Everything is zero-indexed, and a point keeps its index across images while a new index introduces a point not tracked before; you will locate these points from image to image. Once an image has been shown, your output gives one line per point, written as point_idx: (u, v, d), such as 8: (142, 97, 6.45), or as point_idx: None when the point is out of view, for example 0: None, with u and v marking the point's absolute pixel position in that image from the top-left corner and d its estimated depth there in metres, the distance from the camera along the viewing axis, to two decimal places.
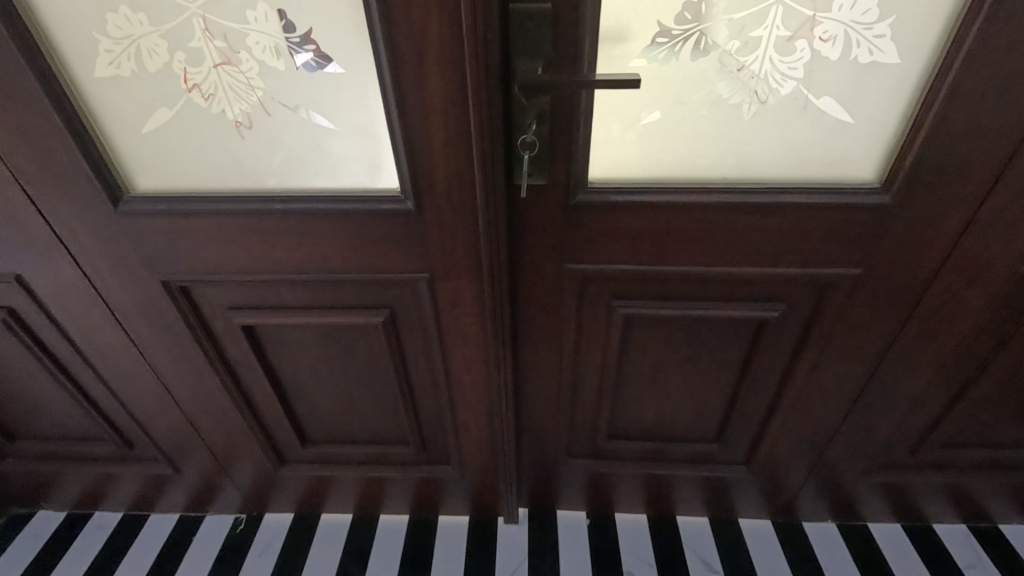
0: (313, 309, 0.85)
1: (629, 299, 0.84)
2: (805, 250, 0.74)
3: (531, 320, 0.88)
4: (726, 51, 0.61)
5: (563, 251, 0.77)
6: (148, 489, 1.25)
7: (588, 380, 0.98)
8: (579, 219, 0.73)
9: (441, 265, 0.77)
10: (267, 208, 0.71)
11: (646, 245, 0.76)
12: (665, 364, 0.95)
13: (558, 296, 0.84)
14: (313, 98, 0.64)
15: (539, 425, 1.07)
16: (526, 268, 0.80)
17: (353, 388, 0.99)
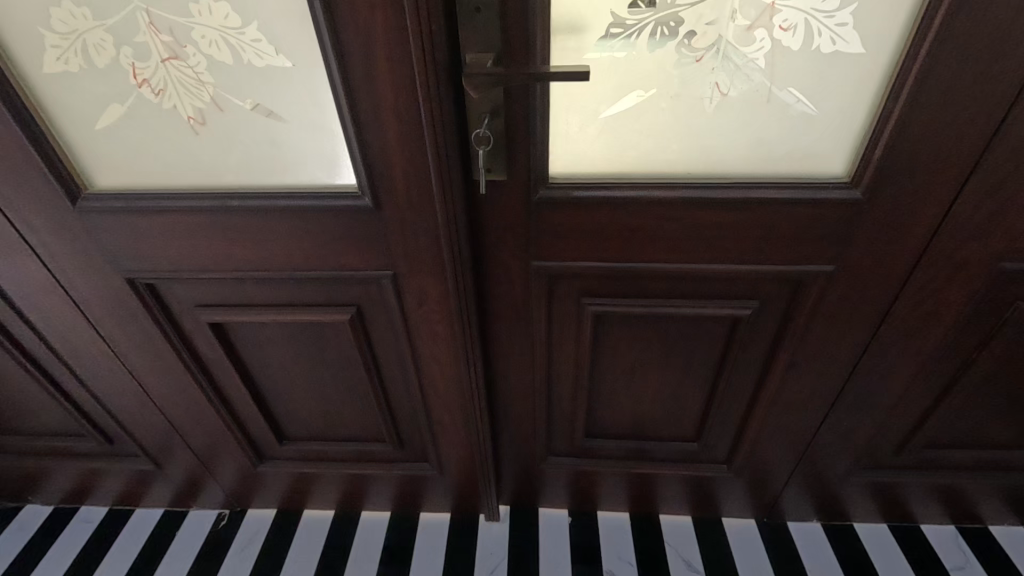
0: (280, 306, 0.84)
1: (598, 296, 0.83)
2: (770, 247, 0.72)
3: (500, 318, 0.87)
4: (683, 42, 0.59)
5: (528, 248, 0.76)
6: (131, 485, 1.26)
7: (562, 378, 0.97)
8: (539, 215, 0.72)
9: (404, 262, 0.76)
10: (225, 205, 0.71)
11: (609, 243, 0.74)
12: (638, 363, 0.93)
13: (526, 293, 0.83)
14: (264, 93, 0.63)
15: (515, 424, 1.07)
16: (492, 265, 0.79)
17: (327, 385, 0.99)
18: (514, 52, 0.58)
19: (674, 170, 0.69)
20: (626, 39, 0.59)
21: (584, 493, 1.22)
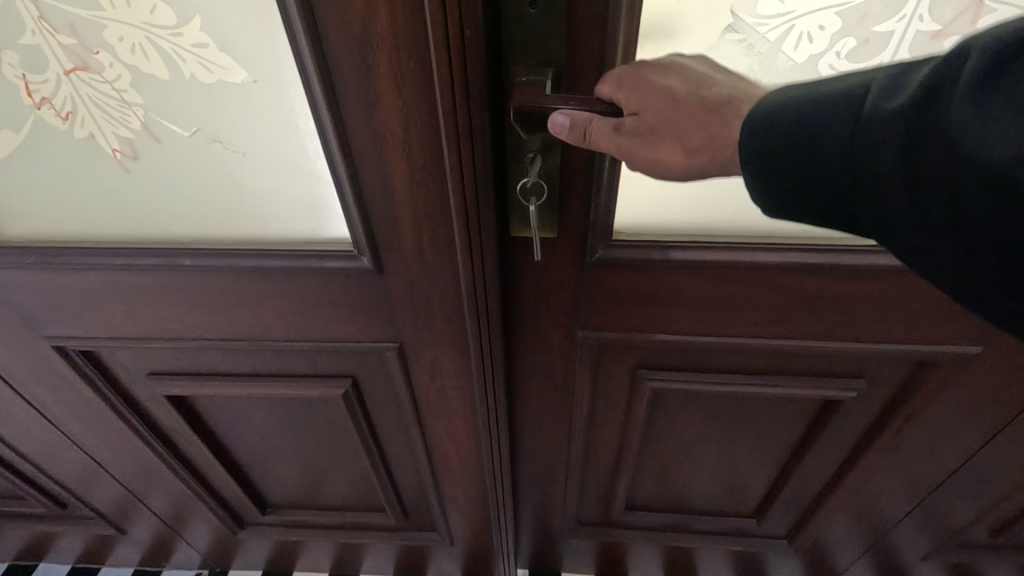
0: (254, 376, 0.67)
1: (658, 371, 0.66)
2: (894, 323, 0.56)
3: (533, 390, 0.70)
4: (833, 54, 0.40)
5: (575, 316, 0.58)
6: (92, 545, 1.09)
7: (602, 453, 0.81)
8: (597, 279, 0.55)
9: (414, 333, 0.58)
10: (172, 263, 0.52)
11: (689, 312, 0.57)
12: (697, 439, 0.77)
13: (568, 365, 0.65)
14: (215, 119, 0.44)
15: (542, 498, 0.90)
16: (526, 332, 0.61)
17: (316, 455, 0.82)
18: (583, 70, 0.41)
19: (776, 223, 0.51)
20: (746, 50, 0.41)
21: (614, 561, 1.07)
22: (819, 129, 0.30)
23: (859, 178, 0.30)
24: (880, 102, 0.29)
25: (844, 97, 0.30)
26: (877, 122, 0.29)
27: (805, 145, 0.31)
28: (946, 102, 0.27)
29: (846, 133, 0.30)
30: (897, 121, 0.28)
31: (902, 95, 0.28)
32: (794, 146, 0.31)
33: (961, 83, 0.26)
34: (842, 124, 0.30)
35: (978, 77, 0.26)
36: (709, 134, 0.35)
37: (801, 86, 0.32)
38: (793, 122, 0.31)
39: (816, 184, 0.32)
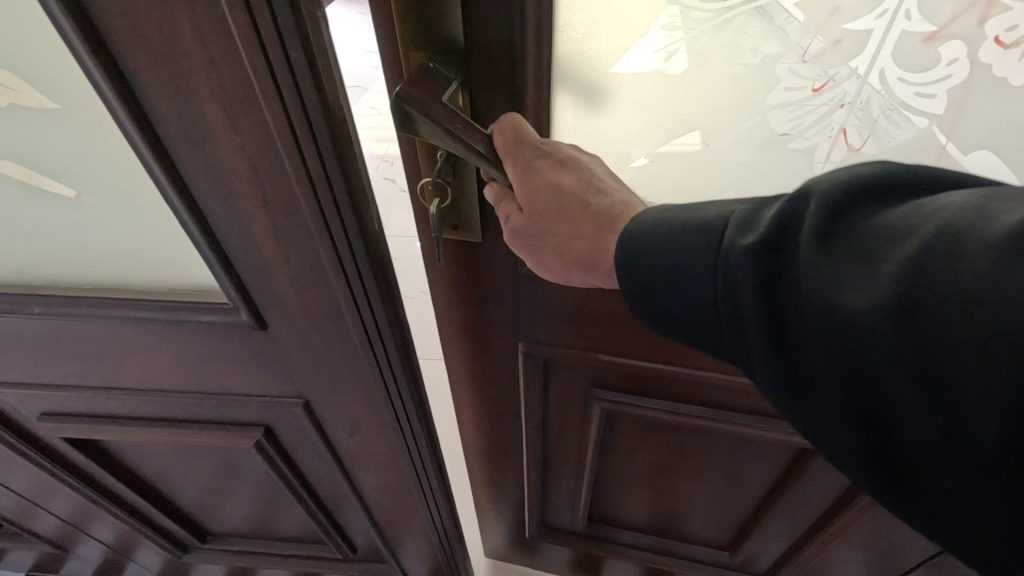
0: (159, 422, 0.60)
1: (607, 401, 0.60)
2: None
3: (477, 403, 0.66)
4: (790, 55, 0.32)
5: (513, 328, 0.53)
6: (43, 560, 1.05)
7: (557, 473, 0.76)
8: (529, 295, 0.50)
9: (320, 390, 0.50)
10: (23, 312, 0.45)
11: (639, 336, 0.51)
12: (657, 469, 0.71)
13: (513, 380, 0.60)
14: (28, 152, 0.35)
15: (499, 504, 0.87)
16: (464, 340, 0.57)
17: (251, 492, 0.75)
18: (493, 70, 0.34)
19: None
20: (687, 46, 0.32)
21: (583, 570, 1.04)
22: (687, 255, 0.30)
23: (726, 312, 0.29)
24: (735, 239, 0.28)
25: (706, 229, 0.30)
26: (735, 258, 0.28)
27: (676, 269, 0.31)
28: (791, 242, 0.27)
29: (708, 265, 0.30)
30: (748, 258, 0.27)
31: (757, 230, 0.28)
32: (665, 268, 0.31)
33: (803, 222, 0.26)
34: (706, 254, 0.30)
35: (823, 217, 0.26)
36: (586, 253, 0.37)
37: (676, 210, 0.32)
38: (663, 246, 0.32)
39: (685, 313, 0.31)
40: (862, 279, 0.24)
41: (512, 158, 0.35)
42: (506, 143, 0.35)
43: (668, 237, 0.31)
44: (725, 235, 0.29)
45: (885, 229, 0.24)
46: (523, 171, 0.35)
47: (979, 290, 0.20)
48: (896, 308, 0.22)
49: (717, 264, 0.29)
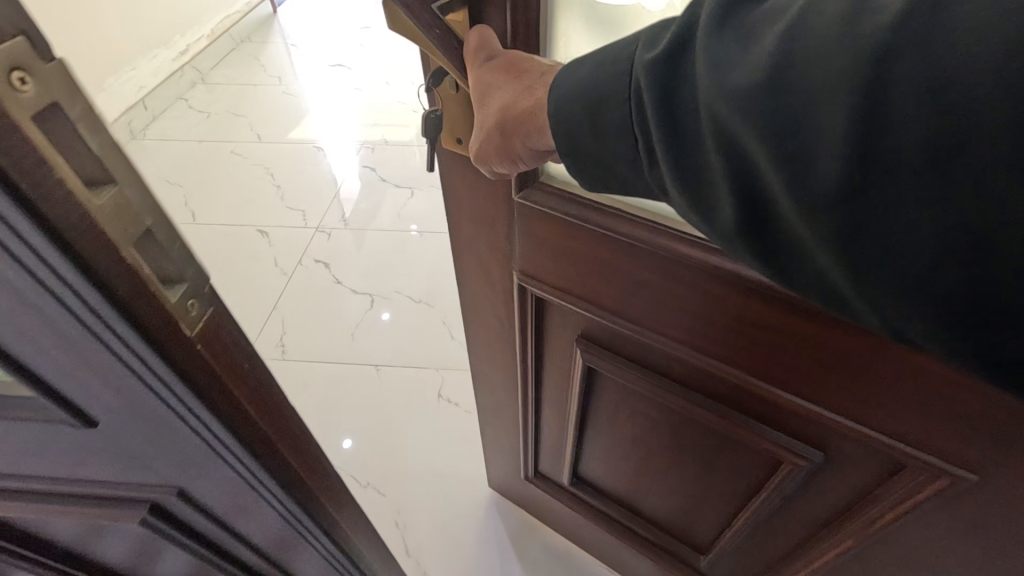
0: (20, 504, 0.51)
1: (592, 332, 0.73)
2: (803, 365, 0.54)
3: (496, 310, 0.83)
4: None
5: (516, 259, 0.71)
6: None
7: (551, 393, 0.90)
8: (528, 223, 0.66)
9: (184, 476, 0.43)
10: None
11: (606, 288, 0.65)
12: (634, 413, 0.80)
13: (514, 306, 0.78)
14: None
15: (510, 416, 1.03)
16: (482, 258, 0.77)
17: (161, 556, 0.67)
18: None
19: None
20: None
21: (582, 513, 1.10)
22: (608, 82, 0.40)
23: (638, 118, 0.38)
24: (642, 58, 0.38)
25: (622, 66, 0.39)
26: (643, 70, 0.37)
27: (599, 94, 0.40)
28: (682, 51, 0.36)
29: (623, 95, 0.39)
30: (654, 66, 0.36)
31: (660, 47, 0.37)
32: (593, 97, 0.40)
33: (693, 35, 0.35)
34: (624, 78, 0.39)
35: (708, 27, 0.34)
36: (514, 130, 0.49)
37: (589, 69, 0.41)
38: (584, 97, 0.41)
39: (606, 146, 0.41)
40: (735, 64, 0.32)
41: (473, 61, 0.49)
42: (470, 49, 0.49)
43: (584, 82, 0.41)
44: (636, 58, 0.38)
45: (751, 25, 0.33)
46: (478, 69, 0.48)
47: (813, 49, 0.29)
48: (758, 76, 0.31)
49: (631, 81, 0.38)
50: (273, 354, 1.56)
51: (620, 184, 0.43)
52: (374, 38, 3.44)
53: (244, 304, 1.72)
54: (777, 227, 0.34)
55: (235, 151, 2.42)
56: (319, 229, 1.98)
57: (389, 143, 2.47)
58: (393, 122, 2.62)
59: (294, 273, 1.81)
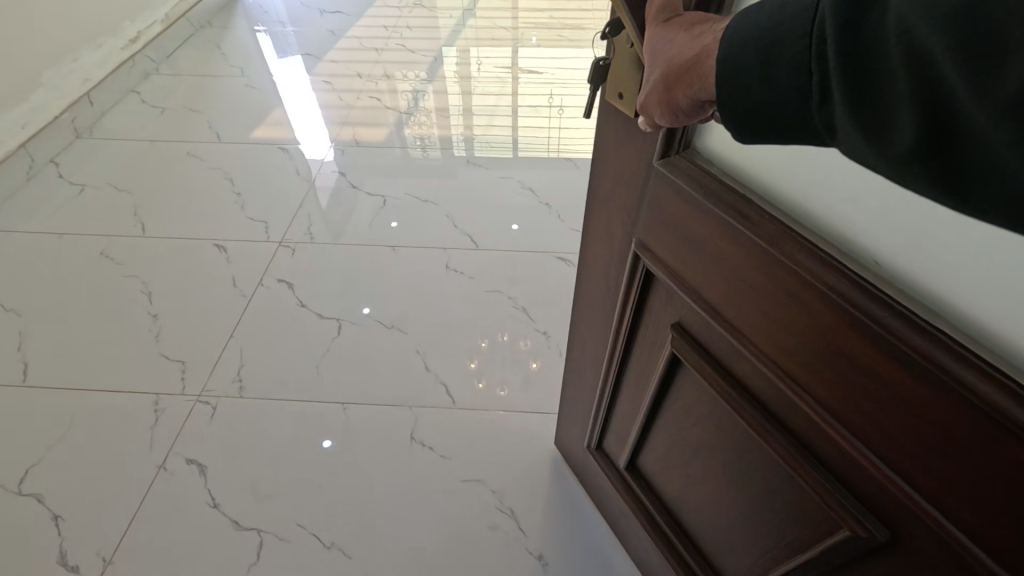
0: None
1: (689, 322, 0.69)
2: (884, 419, 0.47)
3: (610, 276, 0.84)
4: None
5: (636, 217, 0.72)
6: None
7: (635, 372, 0.88)
8: (662, 193, 0.64)
9: None
10: None
11: (705, 267, 0.62)
12: (703, 415, 0.76)
13: (622, 265, 0.79)
14: None
15: (591, 384, 1.03)
16: (607, 212, 0.78)
17: None
18: None
19: (850, 230, 0.50)
20: None
21: (633, 511, 1.06)
22: (785, 22, 0.34)
23: (815, 66, 0.33)
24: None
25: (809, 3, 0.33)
26: (830, 9, 0.31)
27: (772, 39, 0.35)
28: None
29: (803, 32, 0.33)
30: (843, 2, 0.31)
31: None
32: (763, 40, 0.35)
33: None
34: (802, 19, 0.33)
35: None
36: (669, 90, 0.45)
37: (765, 9, 0.36)
38: (756, 41, 0.36)
39: (772, 91, 0.36)
40: None
41: (652, 18, 0.46)
42: (654, 8, 0.46)
43: (755, 25, 0.36)
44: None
45: None
46: (655, 27, 0.46)
47: None
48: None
49: (812, 21, 0.32)
50: (229, 391, 1.42)
51: (788, 139, 0.38)
52: (345, 25, 3.21)
53: (198, 331, 1.56)
54: (982, 165, 0.27)
55: (191, 151, 2.22)
56: (282, 243, 1.83)
57: (361, 145, 2.30)
58: (365, 120, 2.44)
59: (254, 295, 1.66)
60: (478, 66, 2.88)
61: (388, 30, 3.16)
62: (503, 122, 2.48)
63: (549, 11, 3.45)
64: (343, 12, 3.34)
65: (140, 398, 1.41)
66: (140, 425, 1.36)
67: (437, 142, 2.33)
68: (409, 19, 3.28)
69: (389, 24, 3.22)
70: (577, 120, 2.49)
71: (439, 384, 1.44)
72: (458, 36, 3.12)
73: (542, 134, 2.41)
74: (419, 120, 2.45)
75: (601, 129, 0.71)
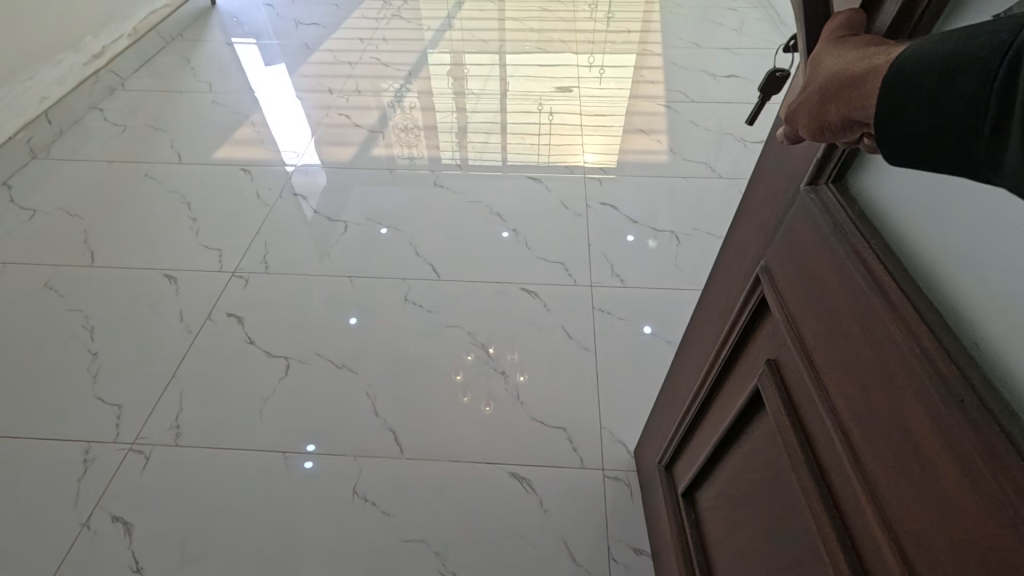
0: None
1: (781, 361, 0.65)
2: (918, 506, 0.43)
3: (730, 296, 0.81)
4: None
5: (770, 238, 0.68)
6: None
7: (722, 400, 0.84)
8: (799, 220, 0.61)
9: None
10: None
11: (806, 302, 0.59)
12: (762, 458, 0.72)
13: (744, 284, 0.76)
14: None
15: (681, 404, 1.00)
16: (749, 228, 0.75)
17: None
18: None
19: (968, 304, 0.45)
20: None
21: (674, 552, 1.01)
22: (967, 51, 0.31)
23: (993, 103, 0.29)
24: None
25: (995, 34, 0.30)
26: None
27: (948, 66, 0.32)
28: None
29: (988, 62, 0.30)
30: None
31: None
32: (941, 62, 0.32)
33: None
34: (993, 49, 0.30)
35: None
36: (818, 104, 0.42)
37: (948, 34, 0.33)
38: (932, 62, 0.33)
39: (940, 120, 0.32)
40: None
41: (827, 38, 0.45)
42: (829, 30, 0.45)
43: (935, 47, 0.33)
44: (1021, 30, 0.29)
45: None
46: (825, 43, 0.44)
47: None
48: None
49: (1002, 53, 0.29)
50: (164, 440, 1.34)
51: (948, 169, 0.34)
52: (321, 38, 3.14)
53: (139, 371, 1.48)
54: None
55: (150, 173, 2.14)
56: (235, 273, 1.75)
57: (328, 165, 2.22)
58: (333, 139, 2.37)
59: (201, 330, 1.58)
60: (463, 82, 2.80)
61: (364, 43, 3.09)
62: (476, 140, 2.41)
63: (531, 23, 3.38)
64: (320, 24, 3.27)
65: (70, 445, 1.33)
66: (67, 476, 1.28)
67: (427, 162, 2.26)
68: (386, 31, 3.21)
69: (365, 37, 3.15)
70: (555, 138, 2.42)
71: (387, 430, 1.38)
72: (435, 50, 3.05)
73: (517, 151, 2.34)
74: (389, 139, 2.37)
75: (774, 145, 0.69)
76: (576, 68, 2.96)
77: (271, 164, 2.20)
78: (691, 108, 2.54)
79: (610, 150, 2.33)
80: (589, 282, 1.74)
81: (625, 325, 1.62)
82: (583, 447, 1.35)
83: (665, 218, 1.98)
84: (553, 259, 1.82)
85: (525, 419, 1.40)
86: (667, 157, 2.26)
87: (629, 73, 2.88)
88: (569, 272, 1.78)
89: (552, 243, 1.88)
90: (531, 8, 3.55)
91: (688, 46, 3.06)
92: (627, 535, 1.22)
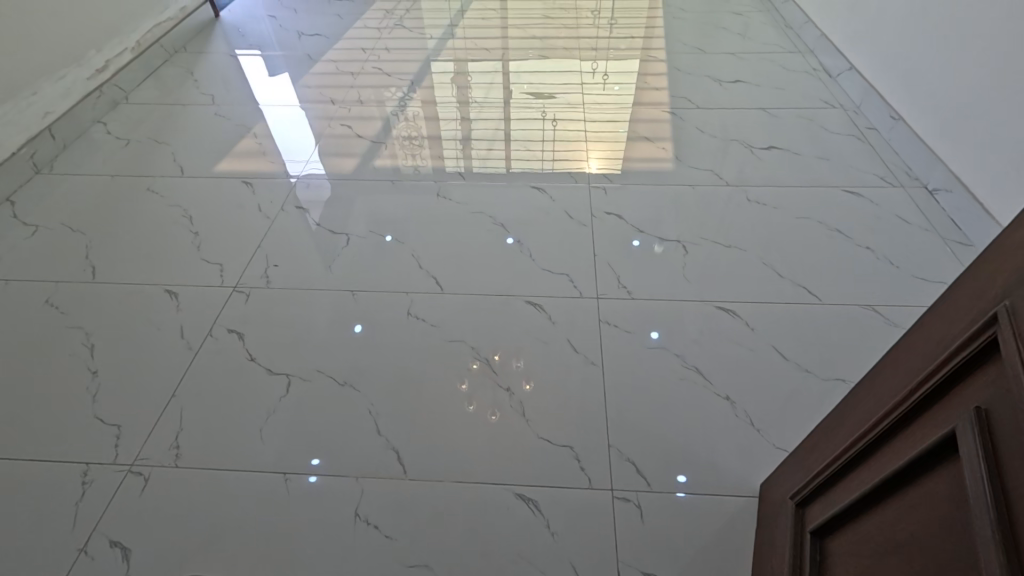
0: None
1: (999, 417, 0.57)
2: None
3: (937, 336, 0.71)
4: None
5: (1016, 275, 0.58)
6: None
7: (891, 446, 0.77)
8: None
9: None
10: None
11: None
12: (928, 512, 0.66)
13: (963, 325, 0.66)
14: None
15: (840, 441, 0.91)
16: (986, 259, 0.65)
17: None
18: None
19: None
20: None
21: None
22: None
23: None
24: None
25: None
26: None
27: None
28: None
29: None
30: None
31: None
32: None
33: None
34: None
35: None
36: None
37: None
38: None
39: None
40: None
41: None
42: None
43: None
44: None
45: None
46: None
47: None
48: None
49: None
50: (164, 460, 1.32)
51: None
52: (323, 48, 3.14)
53: (141, 390, 1.46)
54: None
55: (152, 187, 2.13)
56: (236, 288, 1.73)
57: (331, 177, 2.20)
58: (334, 151, 2.35)
59: (201, 347, 1.56)
60: (465, 91, 2.78)
61: (366, 53, 3.09)
62: (479, 149, 2.38)
63: (532, 31, 3.37)
64: (322, 34, 3.27)
65: (69, 466, 1.32)
66: (65, 498, 1.26)
67: (430, 172, 2.23)
68: (388, 40, 3.20)
69: (366, 47, 3.14)
70: (559, 145, 2.39)
71: (389, 449, 1.35)
72: (437, 59, 3.04)
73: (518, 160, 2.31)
74: (391, 149, 2.35)
75: None
76: (580, 75, 2.94)
77: (273, 176, 2.19)
78: (697, 115, 2.51)
79: (614, 157, 2.30)
80: (595, 295, 1.71)
81: (634, 339, 1.58)
82: (591, 466, 1.32)
83: (672, 227, 1.94)
84: (559, 272, 1.78)
85: (531, 438, 1.37)
86: (672, 164, 2.22)
87: (633, 79, 2.85)
88: (574, 284, 1.74)
89: (557, 254, 1.85)
90: (534, 16, 3.53)
91: (692, 52, 3.03)
92: (637, 558, 1.18)
